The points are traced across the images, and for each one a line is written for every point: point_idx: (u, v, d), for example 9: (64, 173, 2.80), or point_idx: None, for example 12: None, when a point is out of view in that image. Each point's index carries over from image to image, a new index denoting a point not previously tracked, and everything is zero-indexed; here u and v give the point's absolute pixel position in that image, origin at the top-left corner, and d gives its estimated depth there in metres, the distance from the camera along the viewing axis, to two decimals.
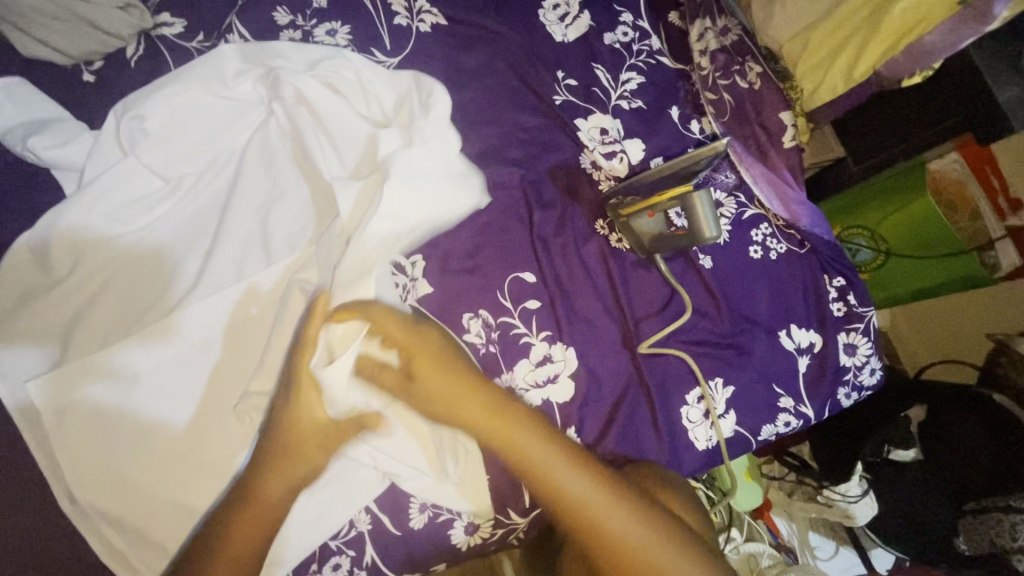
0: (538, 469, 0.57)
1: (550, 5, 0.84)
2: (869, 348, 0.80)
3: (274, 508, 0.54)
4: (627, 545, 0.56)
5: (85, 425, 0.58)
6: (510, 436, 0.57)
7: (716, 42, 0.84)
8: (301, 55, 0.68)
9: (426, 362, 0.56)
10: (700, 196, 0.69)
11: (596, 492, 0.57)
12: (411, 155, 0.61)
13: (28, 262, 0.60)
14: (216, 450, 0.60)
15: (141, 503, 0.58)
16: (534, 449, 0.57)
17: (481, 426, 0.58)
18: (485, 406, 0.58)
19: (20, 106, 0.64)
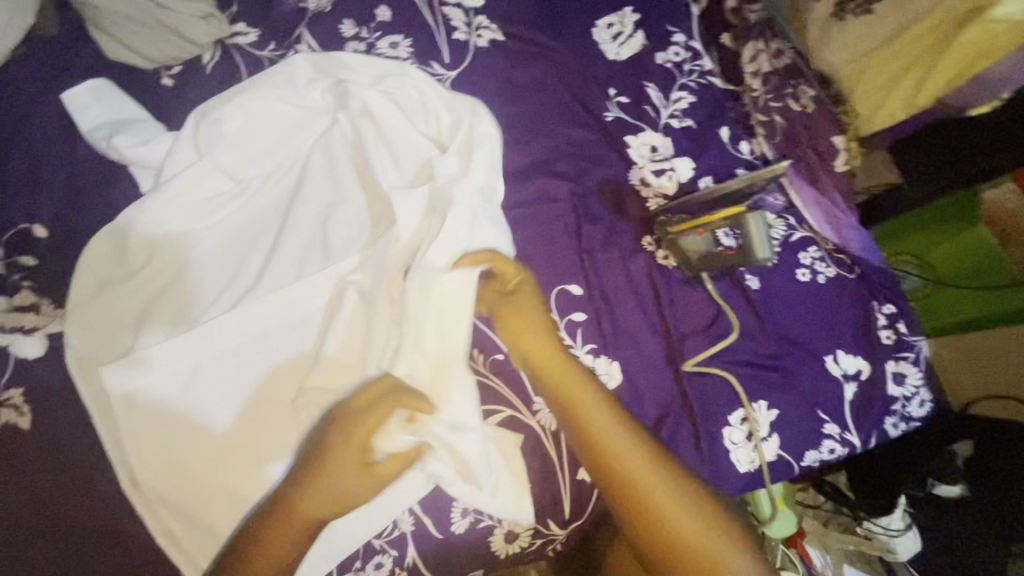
0: (586, 419, 0.59)
1: (604, 24, 0.86)
2: (919, 378, 0.78)
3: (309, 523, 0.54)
4: (657, 505, 0.57)
5: (153, 412, 0.60)
6: (567, 385, 0.60)
7: (768, 64, 0.85)
8: (368, 68, 0.70)
9: (512, 300, 0.62)
10: (754, 217, 0.71)
11: (641, 454, 0.59)
12: (467, 188, 0.60)
13: (106, 253, 0.64)
14: (269, 443, 0.62)
15: (201, 490, 0.60)
16: (586, 398, 0.60)
17: (541, 370, 0.61)
18: (548, 348, 0.61)
19: (107, 107, 0.68)
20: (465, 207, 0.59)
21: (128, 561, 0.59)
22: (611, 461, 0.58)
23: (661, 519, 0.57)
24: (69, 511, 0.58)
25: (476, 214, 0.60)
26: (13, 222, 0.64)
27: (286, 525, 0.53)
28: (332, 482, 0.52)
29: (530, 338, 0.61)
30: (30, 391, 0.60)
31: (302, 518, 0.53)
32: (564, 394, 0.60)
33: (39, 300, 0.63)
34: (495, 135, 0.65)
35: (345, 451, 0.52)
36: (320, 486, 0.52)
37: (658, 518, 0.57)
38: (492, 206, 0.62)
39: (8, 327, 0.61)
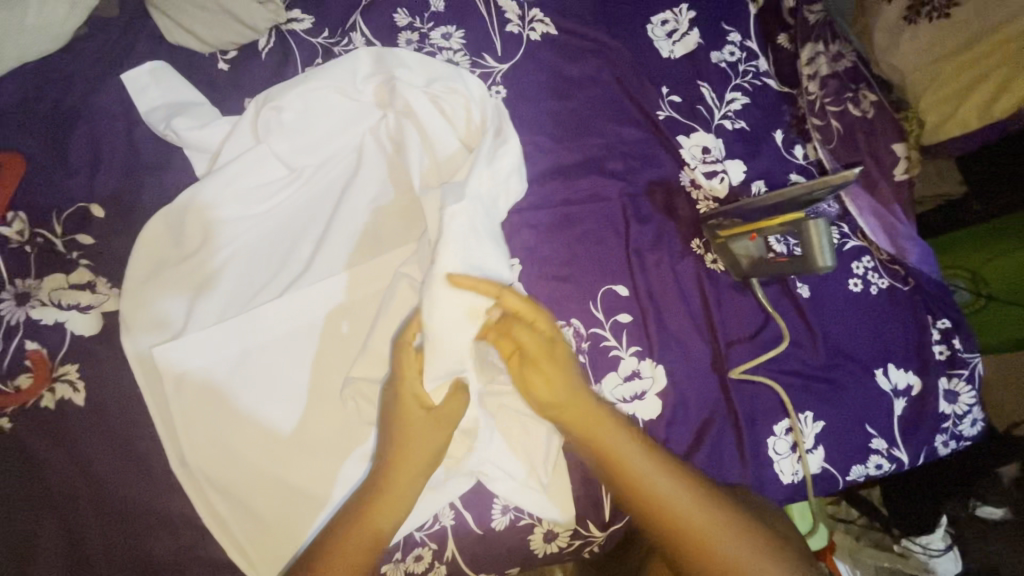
0: (618, 462, 0.58)
1: (659, 20, 0.84)
2: (972, 396, 0.76)
3: (370, 519, 0.56)
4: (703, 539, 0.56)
5: (204, 397, 0.61)
6: (597, 434, 0.59)
7: (828, 66, 0.83)
8: (423, 68, 0.70)
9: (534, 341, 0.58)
10: (818, 224, 0.64)
11: (682, 491, 0.58)
12: (462, 214, 0.54)
13: (161, 235, 0.64)
14: (317, 428, 0.63)
15: (260, 490, 0.61)
16: (616, 441, 0.58)
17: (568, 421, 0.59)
18: (572, 396, 0.58)
19: (165, 89, 0.68)
20: (449, 259, 0.53)
21: (178, 542, 0.59)
22: (647, 499, 0.57)
23: (709, 551, 0.56)
24: (121, 490, 0.59)
25: (470, 252, 0.54)
26: (72, 200, 0.65)
27: (356, 538, 0.55)
28: (400, 491, 0.56)
29: (554, 390, 0.58)
30: (84, 368, 0.61)
31: (369, 530, 0.55)
32: (593, 438, 0.58)
33: (95, 280, 0.63)
34: (513, 151, 0.62)
35: (410, 431, 0.56)
36: (394, 488, 0.56)
37: (713, 557, 0.55)
38: (493, 226, 0.58)
39: (65, 304, 0.62)
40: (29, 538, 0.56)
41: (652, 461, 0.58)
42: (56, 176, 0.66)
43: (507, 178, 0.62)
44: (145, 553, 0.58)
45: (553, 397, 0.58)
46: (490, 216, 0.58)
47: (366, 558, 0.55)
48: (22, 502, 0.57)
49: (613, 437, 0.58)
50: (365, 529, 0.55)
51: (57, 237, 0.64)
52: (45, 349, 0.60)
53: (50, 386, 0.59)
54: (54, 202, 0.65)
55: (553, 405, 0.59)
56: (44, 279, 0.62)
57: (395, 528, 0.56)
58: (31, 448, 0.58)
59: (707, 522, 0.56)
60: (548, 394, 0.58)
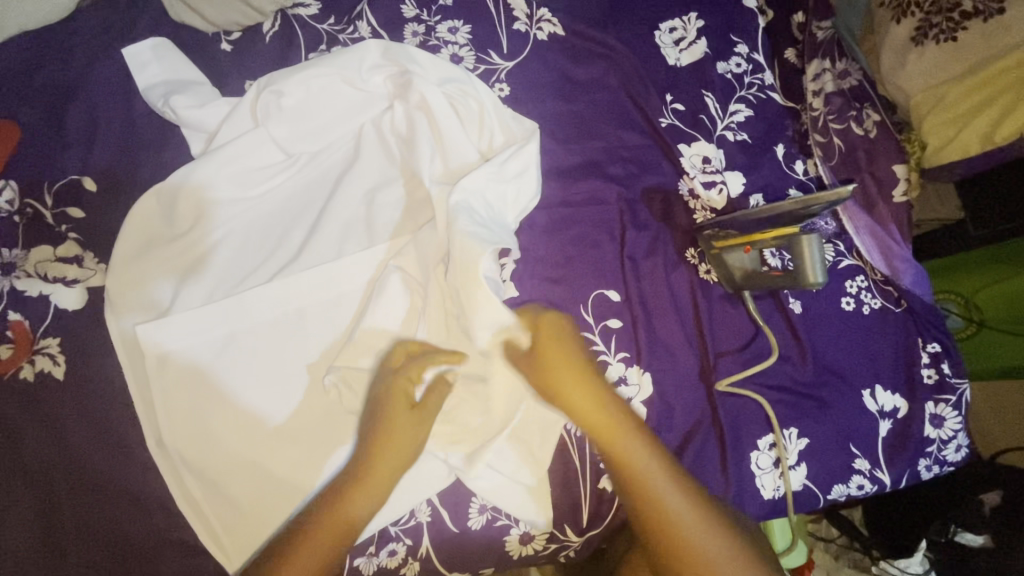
0: (641, 482, 0.56)
1: (667, 27, 0.84)
2: (958, 422, 0.76)
3: (344, 522, 0.54)
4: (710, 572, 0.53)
5: (188, 379, 0.61)
6: (616, 441, 0.57)
7: (833, 83, 0.84)
8: (436, 66, 0.69)
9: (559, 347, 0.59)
10: (810, 239, 0.65)
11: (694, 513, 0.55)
12: (463, 194, 0.62)
13: (153, 211, 0.64)
14: (297, 416, 0.62)
15: (230, 471, 0.60)
16: (631, 445, 0.57)
17: (591, 423, 0.58)
18: (600, 405, 0.58)
19: (162, 66, 0.68)
20: (467, 222, 0.60)
21: (150, 523, 0.59)
22: (661, 531, 0.55)
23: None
24: (98, 467, 0.58)
25: (484, 225, 0.61)
26: (64, 172, 0.64)
27: (323, 535, 0.54)
28: (374, 481, 0.56)
29: (587, 401, 0.58)
30: (66, 342, 0.60)
31: (342, 518, 0.54)
32: (616, 455, 0.57)
33: (83, 254, 0.63)
34: (528, 151, 0.66)
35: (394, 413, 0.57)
36: (369, 490, 0.56)
37: None
38: (495, 213, 0.64)
39: (50, 277, 0.61)
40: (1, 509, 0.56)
41: (671, 484, 0.56)
42: (50, 148, 0.65)
43: (513, 179, 0.66)
44: (119, 530, 0.58)
45: (584, 410, 0.58)
46: (493, 202, 0.65)
47: (335, 549, 0.53)
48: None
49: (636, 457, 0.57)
50: (338, 518, 0.54)
51: (47, 210, 0.63)
52: (27, 321, 0.60)
53: (30, 359, 0.59)
54: (46, 173, 0.64)
55: (582, 420, 0.58)
56: (31, 250, 0.62)
57: (369, 515, 0.56)
58: (9, 421, 0.58)
59: (716, 558, 0.54)
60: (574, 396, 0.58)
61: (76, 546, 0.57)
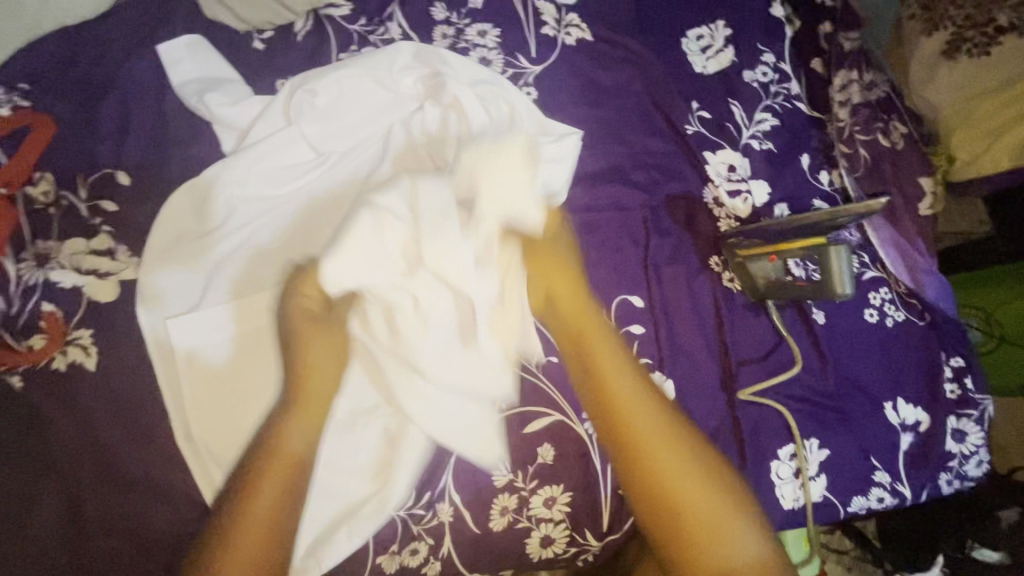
0: (607, 381, 0.58)
1: (694, 35, 0.84)
2: (980, 437, 0.76)
3: (293, 464, 0.50)
4: (665, 481, 0.55)
5: (208, 363, 0.61)
6: (591, 338, 0.60)
7: (860, 95, 0.84)
8: (467, 70, 0.71)
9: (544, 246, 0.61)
10: (838, 251, 0.66)
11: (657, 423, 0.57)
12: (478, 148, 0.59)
13: (185, 208, 0.65)
14: (247, 378, 0.62)
15: (228, 434, 0.60)
16: (604, 344, 0.60)
17: (569, 318, 0.61)
18: (577, 308, 0.61)
19: (198, 64, 0.69)
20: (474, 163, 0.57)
21: (176, 515, 0.59)
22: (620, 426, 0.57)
23: (669, 484, 0.55)
24: (128, 458, 0.59)
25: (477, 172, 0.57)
26: (98, 165, 0.65)
27: (275, 474, 0.49)
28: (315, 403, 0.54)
29: (567, 298, 0.61)
30: (98, 335, 0.61)
31: (283, 452, 0.50)
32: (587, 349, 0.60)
33: (116, 247, 0.63)
34: (557, 161, 0.69)
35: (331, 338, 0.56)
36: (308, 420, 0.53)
37: (673, 497, 0.54)
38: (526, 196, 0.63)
39: (84, 269, 0.62)
40: (30, 495, 0.56)
41: (636, 387, 0.59)
42: (84, 140, 0.66)
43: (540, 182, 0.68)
44: (146, 522, 0.58)
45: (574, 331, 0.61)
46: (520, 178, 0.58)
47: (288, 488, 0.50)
48: (25, 462, 0.57)
49: (614, 370, 0.58)
50: (284, 458, 0.50)
51: (81, 201, 0.64)
52: (60, 311, 0.60)
53: (62, 349, 0.60)
54: (79, 166, 0.65)
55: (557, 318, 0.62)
56: (65, 242, 0.62)
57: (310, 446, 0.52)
58: (41, 408, 0.58)
59: (677, 466, 0.55)
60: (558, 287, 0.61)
61: (103, 535, 0.57)
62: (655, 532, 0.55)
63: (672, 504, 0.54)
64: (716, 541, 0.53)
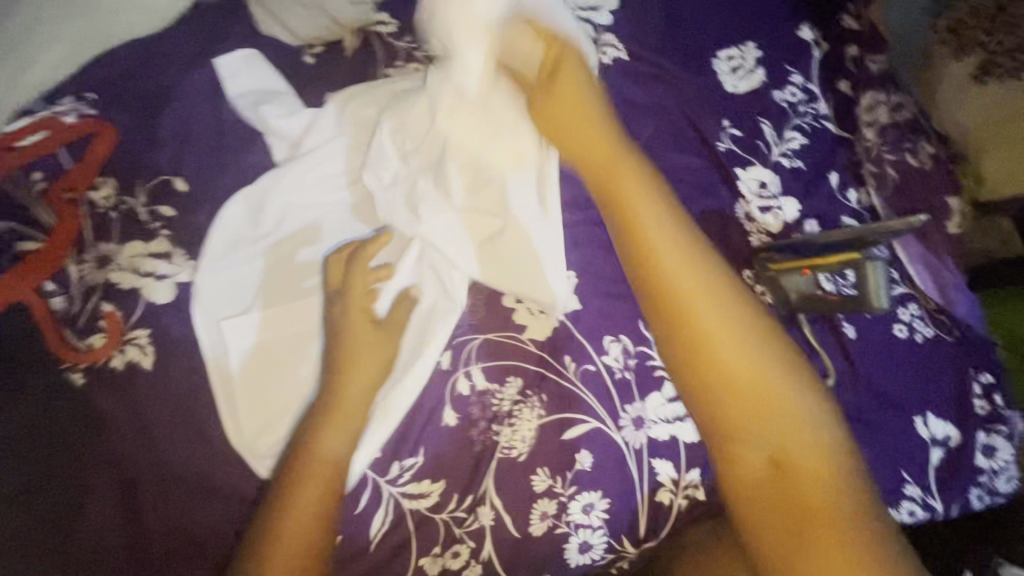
0: (656, 254, 0.58)
1: (724, 56, 0.87)
2: (1009, 454, 0.77)
3: (331, 474, 0.57)
4: (723, 354, 0.55)
5: (265, 356, 0.64)
6: (637, 207, 0.60)
7: (887, 117, 0.86)
8: None
9: (568, 104, 0.65)
10: (874, 265, 0.67)
11: (710, 289, 0.57)
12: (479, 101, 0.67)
13: (240, 215, 0.67)
14: (277, 344, 0.64)
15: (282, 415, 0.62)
16: (650, 211, 0.60)
17: (612, 189, 0.62)
18: (623, 174, 0.62)
19: (254, 77, 0.72)
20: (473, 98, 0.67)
21: (227, 513, 0.61)
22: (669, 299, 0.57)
23: (726, 358, 0.55)
24: (179, 457, 0.61)
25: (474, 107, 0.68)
26: (157, 172, 0.68)
27: (316, 478, 0.57)
28: (345, 415, 0.60)
29: (603, 167, 0.64)
30: (154, 336, 0.63)
31: (322, 459, 0.58)
32: (632, 213, 0.60)
33: (172, 250, 0.66)
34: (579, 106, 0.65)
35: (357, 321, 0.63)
36: (339, 426, 0.59)
37: (734, 370, 0.55)
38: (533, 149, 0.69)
39: (142, 271, 0.64)
40: (91, 487, 0.59)
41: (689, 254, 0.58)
42: (145, 148, 0.68)
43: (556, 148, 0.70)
44: (197, 520, 0.60)
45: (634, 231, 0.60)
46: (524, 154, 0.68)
47: (330, 489, 0.57)
48: (88, 456, 0.60)
49: (662, 248, 0.59)
50: (320, 465, 0.57)
51: (140, 206, 0.66)
52: (119, 311, 0.62)
53: (120, 348, 0.62)
54: (140, 172, 0.67)
55: (606, 183, 0.63)
56: (124, 245, 0.65)
57: (343, 451, 0.59)
58: (99, 408, 0.61)
59: (734, 326, 0.56)
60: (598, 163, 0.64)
61: (156, 531, 0.59)
62: (721, 413, 0.55)
63: (732, 383, 0.55)
64: (784, 405, 0.55)
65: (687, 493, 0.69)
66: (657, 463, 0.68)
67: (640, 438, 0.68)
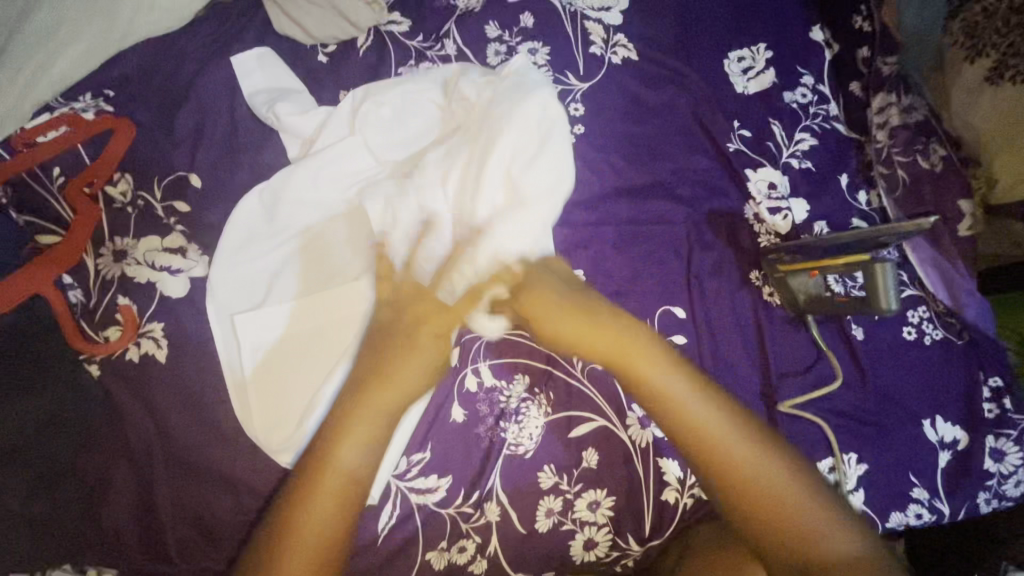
0: (674, 403, 0.55)
1: (735, 56, 0.87)
2: (1021, 457, 0.76)
3: (348, 483, 0.53)
4: (759, 499, 0.51)
5: (276, 347, 0.64)
6: (638, 366, 0.57)
7: (898, 117, 0.86)
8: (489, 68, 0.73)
9: (542, 304, 0.61)
10: (883, 265, 0.67)
11: (728, 431, 0.54)
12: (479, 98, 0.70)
13: (255, 211, 0.68)
14: (291, 343, 0.65)
15: (301, 404, 0.63)
16: (654, 366, 0.57)
17: (609, 356, 0.59)
18: (611, 332, 0.59)
19: (270, 75, 0.73)
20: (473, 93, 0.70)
21: (239, 505, 0.62)
22: (697, 447, 0.54)
23: (758, 501, 0.52)
24: (192, 449, 0.62)
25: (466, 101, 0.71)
26: (174, 168, 0.69)
27: (329, 492, 0.52)
28: (359, 428, 0.55)
29: (592, 336, 0.59)
30: (168, 329, 0.64)
31: (338, 471, 0.53)
32: (639, 370, 0.57)
33: (187, 245, 0.67)
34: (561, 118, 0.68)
35: (393, 323, 0.61)
36: (362, 435, 0.54)
37: (768, 513, 0.51)
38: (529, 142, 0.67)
39: (157, 265, 0.65)
40: (107, 477, 0.61)
41: (699, 398, 0.55)
42: (161, 145, 0.69)
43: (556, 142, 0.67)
44: (209, 511, 0.61)
45: (587, 342, 0.59)
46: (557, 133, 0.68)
47: (345, 500, 0.53)
48: (104, 446, 0.61)
49: (678, 397, 0.55)
50: (336, 475, 0.53)
51: (157, 202, 0.67)
52: (135, 305, 0.64)
53: (136, 341, 0.63)
54: (156, 168, 0.69)
55: (600, 355, 0.59)
56: (140, 240, 0.66)
57: (363, 463, 0.54)
58: (116, 399, 0.62)
59: (758, 471, 0.52)
60: (585, 337, 0.59)
61: (170, 521, 0.61)
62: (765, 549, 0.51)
63: (770, 527, 0.51)
64: (827, 548, 0.49)
65: (693, 492, 0.69)
66: (663, 462, 0.68)
67: (646, 437, 0.68)
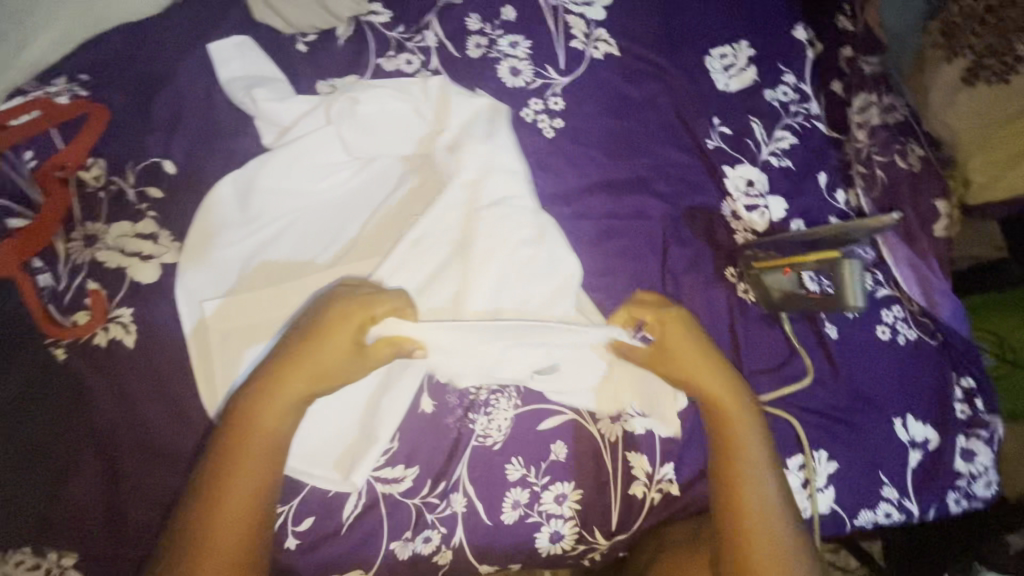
0: (743, 459, 0.59)
1: (717, 53, 0.86)
2: (989, 459, 0.77)
3: (263, 436, 0.53)
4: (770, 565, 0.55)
5: (247, 335, 0.64)
6: (735, 423, 0.60)
7: (879, 117, 0.86)
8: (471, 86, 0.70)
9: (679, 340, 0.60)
10: (851, 263, 0.66)
11: (772, 512, 0.58)
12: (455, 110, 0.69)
13: (228, 198, 0.67)
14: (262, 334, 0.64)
15: None
16: (750, 432, 0.60)
17: (713, 401, 0.61)
18: (726, 386, 0.61)
19: (246, 63, 0.72)
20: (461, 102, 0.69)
21: None
22: (736, 503, 0.58)
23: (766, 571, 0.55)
24: (160, 434, 0.62)
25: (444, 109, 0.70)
26: (148, 154, 0.69)
27: (253, 454, 0.52)
28: (282, 399, 0.53)
29: (705, 381, 0.60)
30: (137, 314, 0.64)
31: (266, 435, 0.53)
32: (733, 430, 0.60)
33: (159, 231, 0.66)
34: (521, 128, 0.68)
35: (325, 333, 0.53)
36: (281, 404, 0.53)
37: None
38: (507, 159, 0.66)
39: (128, 251, 0.65)
40: (73, 461, 0.61)
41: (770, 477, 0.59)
42: (135, 130, 0.69)
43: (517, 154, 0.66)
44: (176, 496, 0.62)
45: (702, 387, 0.60)
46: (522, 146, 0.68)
47: (262, 458, 0.53)
48: (69, 430, 0.61)
49: (754, 460, 0.59)
50: (260, 436, 0.53)
51: (129, 187, 0.67)
52: (105, 290, 0.64)
53: (105, 325, 0.63)
54: (130, 153, 0.68)
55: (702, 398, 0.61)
56: (111, 225, 0.66)
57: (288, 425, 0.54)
58: (82, 384, 0.62)
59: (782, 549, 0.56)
60: (706, 382, 0.60)
61: (136, 505, 0.61)
62: None
63: None
64: None
65: (661, 486, 0.69)
66: (632, 456, 0.68)
67: (616, 431, 0.68)
